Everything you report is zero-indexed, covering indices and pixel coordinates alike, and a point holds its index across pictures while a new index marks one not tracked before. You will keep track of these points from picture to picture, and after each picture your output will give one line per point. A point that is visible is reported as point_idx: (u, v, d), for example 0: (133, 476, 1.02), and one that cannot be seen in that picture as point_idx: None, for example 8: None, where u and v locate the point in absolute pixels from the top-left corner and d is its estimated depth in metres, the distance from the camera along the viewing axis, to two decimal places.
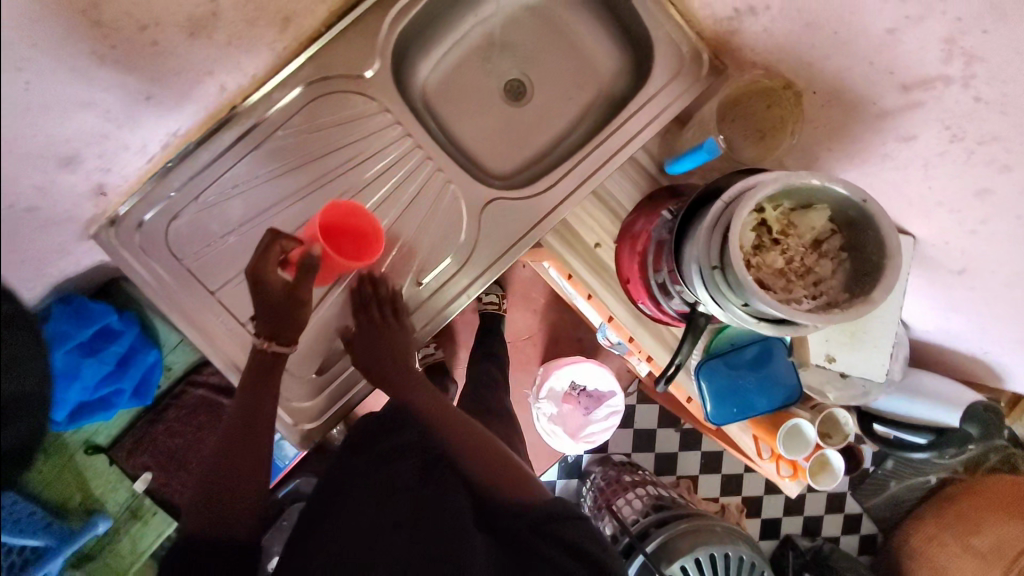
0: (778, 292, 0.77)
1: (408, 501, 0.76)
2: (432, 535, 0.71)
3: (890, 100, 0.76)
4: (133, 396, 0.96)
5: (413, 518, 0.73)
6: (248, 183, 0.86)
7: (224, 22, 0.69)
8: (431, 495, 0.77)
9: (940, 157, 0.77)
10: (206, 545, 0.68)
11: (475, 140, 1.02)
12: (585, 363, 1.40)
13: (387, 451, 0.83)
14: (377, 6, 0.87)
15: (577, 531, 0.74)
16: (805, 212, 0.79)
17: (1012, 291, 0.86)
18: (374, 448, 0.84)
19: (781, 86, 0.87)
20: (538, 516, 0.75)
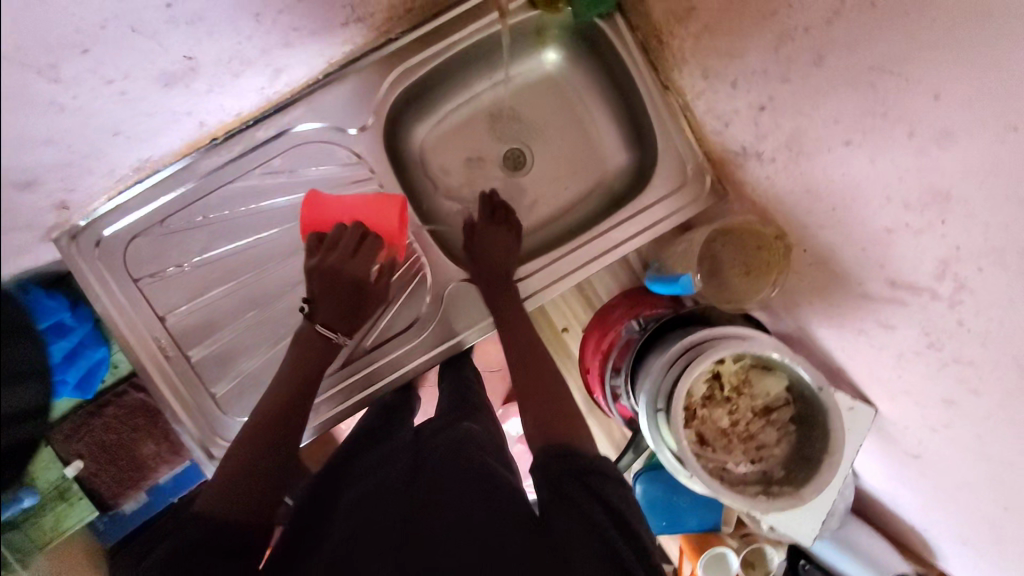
0: (714, 451, 0.75)
1: (396, 499, 0.63)
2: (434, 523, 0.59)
3: (875, 287, 0.72)
4: (75, 388, 0.96)
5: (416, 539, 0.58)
6: (215, 216, 0.84)
7: (206, 73, 0.67)
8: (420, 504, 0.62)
9: (914, 354, 0.73)
10: (197, 523, 0.58)
11: (461, 204, 0.98)
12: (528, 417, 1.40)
13: (370, 470, 0.71)
14: (382, 63, 0.84)
15: (607, 474, 0.63)
16: (764, 375, 0.75)
17: (960, 494, 0.83)
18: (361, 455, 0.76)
19: (773, 235, 0.82)
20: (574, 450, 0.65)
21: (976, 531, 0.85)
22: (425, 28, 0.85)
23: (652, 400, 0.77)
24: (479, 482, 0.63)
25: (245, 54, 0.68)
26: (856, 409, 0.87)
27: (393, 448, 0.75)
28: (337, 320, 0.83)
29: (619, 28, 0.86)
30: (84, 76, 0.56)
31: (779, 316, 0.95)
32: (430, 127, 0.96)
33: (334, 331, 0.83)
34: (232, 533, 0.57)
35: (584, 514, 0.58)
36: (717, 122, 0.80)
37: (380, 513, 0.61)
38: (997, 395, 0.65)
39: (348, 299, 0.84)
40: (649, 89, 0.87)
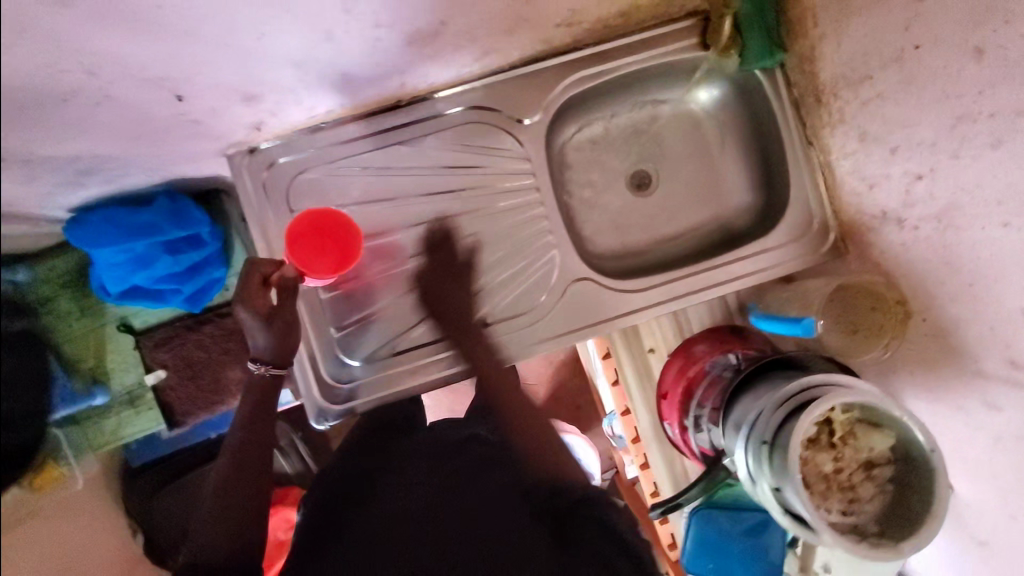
0: (816, 494, 0.77)
1: (422, 493, 0.76)
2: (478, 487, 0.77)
3: (991, 366, 0.76)
4: (187, 299, 0.99)
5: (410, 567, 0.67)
6: (380, 169, 0.91)
7: (441, 41, 0.73)
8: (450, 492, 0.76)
9: (1015, 438, 0.76)
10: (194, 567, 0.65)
11: (587, 209, 1.04)
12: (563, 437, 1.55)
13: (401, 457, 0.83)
14: (564, 67, 0.92)
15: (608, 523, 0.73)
16: (870, 429, 0.79)
17: None
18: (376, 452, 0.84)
19: (895, 300, 0.87)
20: (583, 488, 0.77)
21: None
22: (610, 43, 0.92)
23: (759, 431, 0.81)
24: (501, 475, 0.80)
25: (476, 33, 0.75)
26: None
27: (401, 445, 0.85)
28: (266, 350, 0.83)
29: (780, 83, 0.93)
30: (365, 10, 0.63)
31: (869, 377, 1.00)
32: (578, 134, 1.03)
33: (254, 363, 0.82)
34: None
35: (602, 563, 0.68)
36: (862, 183, 0.87)
37: (406, 481, 0.78)
38: None
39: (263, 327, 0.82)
40: (795, 144, 0.94)
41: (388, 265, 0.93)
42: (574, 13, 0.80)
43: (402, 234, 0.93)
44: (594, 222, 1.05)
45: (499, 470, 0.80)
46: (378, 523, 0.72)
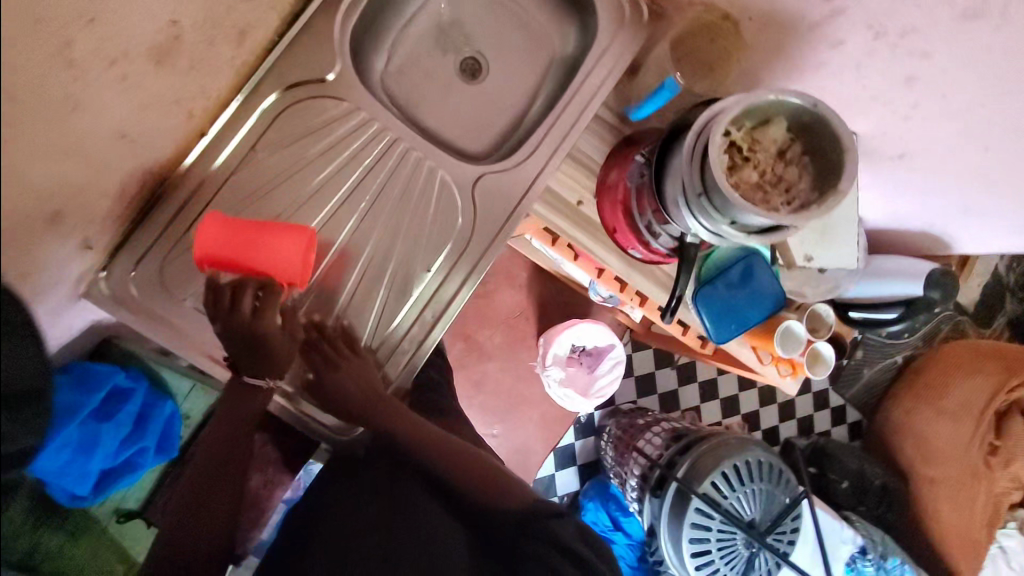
0: (758, 205, 0.86)
1: (375, 510, 0.93)
2: (403, 520, 0.92)
3: (817, 12, 0.84)
4: (157, 452, 0.93)
5: (384, 526, 0.91)
6: (235, 209, 0.84)
7: (189, 44, 0.67)
8: (399, 493, 0.96)
9: (869, 56, 0.86)
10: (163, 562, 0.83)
11: (444, 124, 1.04)
12: (579, 325, 1.70)
13: (350, 503, 0.94)
14: (326, 5, 0.86)
15: (550, 528, 0.93)
16: (765, 129, 0.88)
17: (946, 162, 0.98)
18: (332, 501, 0.95)
19: (720, 18, 0.94)
20: (527, 514, 0.96)
21: (967, 188, 1.01)
22: None
23: (692, 189, 0.87)
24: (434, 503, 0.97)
25: (222, 15, 0.69)
26: None
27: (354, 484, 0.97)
28: (259, 371, 0.82)
29: None
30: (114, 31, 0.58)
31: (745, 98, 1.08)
32: (384, 61, 1.00)
33: (259, 379, 0.83)
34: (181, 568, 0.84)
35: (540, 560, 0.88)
36: None
37: (362, 487, 0.96)
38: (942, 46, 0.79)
39: (255, 353, 0.81)
40: None
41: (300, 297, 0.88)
42: None
43: None
44: (456, 133, 1.04)
45: (427, 506, 0.95)
46: (354, 517, 0.92)
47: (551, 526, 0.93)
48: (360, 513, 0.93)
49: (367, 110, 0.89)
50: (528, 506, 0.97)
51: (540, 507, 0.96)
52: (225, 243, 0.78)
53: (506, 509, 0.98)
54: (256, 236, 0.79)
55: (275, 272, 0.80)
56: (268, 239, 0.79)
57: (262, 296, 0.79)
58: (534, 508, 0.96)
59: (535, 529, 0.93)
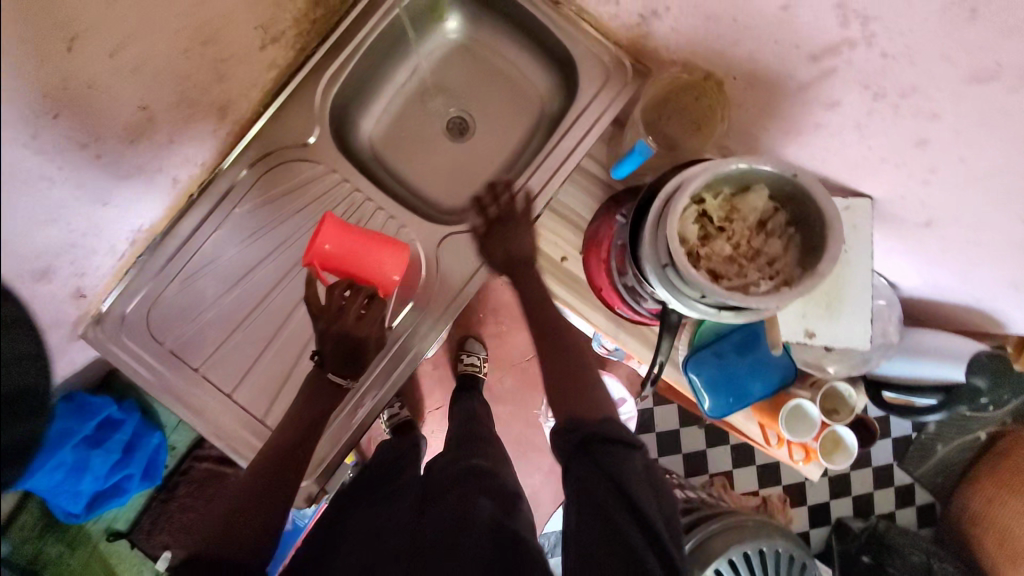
0: (731, 280, 0.79)
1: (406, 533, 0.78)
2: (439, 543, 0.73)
3: (805, 72, 0.76)
4: (143, 478, 1.01)
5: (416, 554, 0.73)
6: (216, 260, 0.91)
7: (162, 122, 0.74)
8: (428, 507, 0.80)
9: (869, 116, 0.76)
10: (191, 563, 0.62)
11: (427, 181, 1.06)
12: None
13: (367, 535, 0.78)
14: (309, 76, 0.92)
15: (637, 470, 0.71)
16: (745, 196, 0.81)
17: (981, 234, 0.83)
18: (357, 517, 0.83)
19: (702, 78, 0.90)
20: (590, 433, 0.74)
21: (1013, 267, 0.85)
22: (335, 33, 0.94)
23: (656, 258, 0.81)
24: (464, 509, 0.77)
25: (190, 97, 0.76)
26: (851, 205, 0.91)
27: (359, 514, 0.83)
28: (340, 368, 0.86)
29: None
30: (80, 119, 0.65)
31: (744, 155, 1.00)
32: (373, 122, 1.05)
33: (343, 378, 0.87)
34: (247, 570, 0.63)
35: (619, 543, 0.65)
36: (611, 5, 0.89)
37: (398, 513, 0.83)
38: (953, 109, 0.68)
39: (347, 347, 0.86)
40: (543, 11, 0.98)
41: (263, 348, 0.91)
42: (267, 25, 0.80)
43: (261, 307, 0.91)
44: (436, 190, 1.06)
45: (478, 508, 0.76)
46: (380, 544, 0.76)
47: (604, 449, 0.72)
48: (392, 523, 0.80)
49: (343, 171, 0.94)
50: (572, 413, 0.78)
51: (577, 422, 0.76)
52: (337, 249, 0.81)
53: (571, 429, 0.76)
54: (368, 251, 0.82)
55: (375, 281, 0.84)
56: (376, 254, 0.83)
57: (369, 304, 0.85)
58: (573, 426, 0.76)
59: (579, 453, 0.73)
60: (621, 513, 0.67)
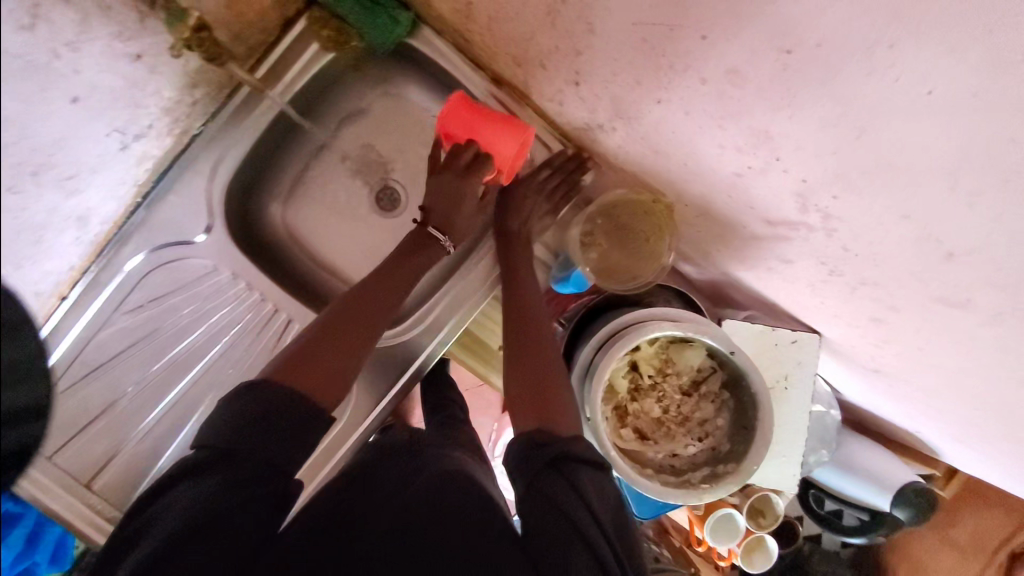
0: (656, 443, 0.73)
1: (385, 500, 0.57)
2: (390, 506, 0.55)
3: (759, 228, 0.66)
4: (52, 564, 0.97)
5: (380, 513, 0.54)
6: (97, 366, 0.82)
7: (4, 260, 0.60)
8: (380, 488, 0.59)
9: (823, 282, 0.67)
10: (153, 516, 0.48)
11: (347, 263, 0.91)
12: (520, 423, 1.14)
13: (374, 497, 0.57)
14: (201, 157, 0.79)
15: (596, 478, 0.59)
16: (682, 350, 0.73)
17: (928, 395, 0.77)
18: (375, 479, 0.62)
19: (652, 199, 0.80)
20: (564, 447, 0.60)
21: (955, 423, 0.80)
22: (228, 109, 0.79)
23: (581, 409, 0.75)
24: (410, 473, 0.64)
25: (34, 225, 0.61)
26: (801, 339, 0.83)
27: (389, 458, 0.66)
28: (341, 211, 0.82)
29: (428, 38, 0.81)
30: None
31: (698, 261, 0.91)
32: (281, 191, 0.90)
33: (443, 235, 0.81)
34: (270, 405, 0.56)
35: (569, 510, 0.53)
36: (554, 102, 0.75)
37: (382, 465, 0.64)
38: (912, 308, 0.60)
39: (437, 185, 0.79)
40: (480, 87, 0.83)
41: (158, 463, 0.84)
42: (127, 126, 0.66)
43: (154, 419, 0.84)
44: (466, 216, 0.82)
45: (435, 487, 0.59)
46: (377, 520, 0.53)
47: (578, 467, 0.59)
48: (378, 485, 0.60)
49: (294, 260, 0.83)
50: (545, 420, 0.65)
51: (545, 438, 0.61)
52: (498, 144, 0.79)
53: (541, 444, 0.60)
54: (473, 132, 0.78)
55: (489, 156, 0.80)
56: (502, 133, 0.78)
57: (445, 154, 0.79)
58: (542, 440, 0.61)
59: (546, 470, 0.57)
60: (580, 511, 0.53)
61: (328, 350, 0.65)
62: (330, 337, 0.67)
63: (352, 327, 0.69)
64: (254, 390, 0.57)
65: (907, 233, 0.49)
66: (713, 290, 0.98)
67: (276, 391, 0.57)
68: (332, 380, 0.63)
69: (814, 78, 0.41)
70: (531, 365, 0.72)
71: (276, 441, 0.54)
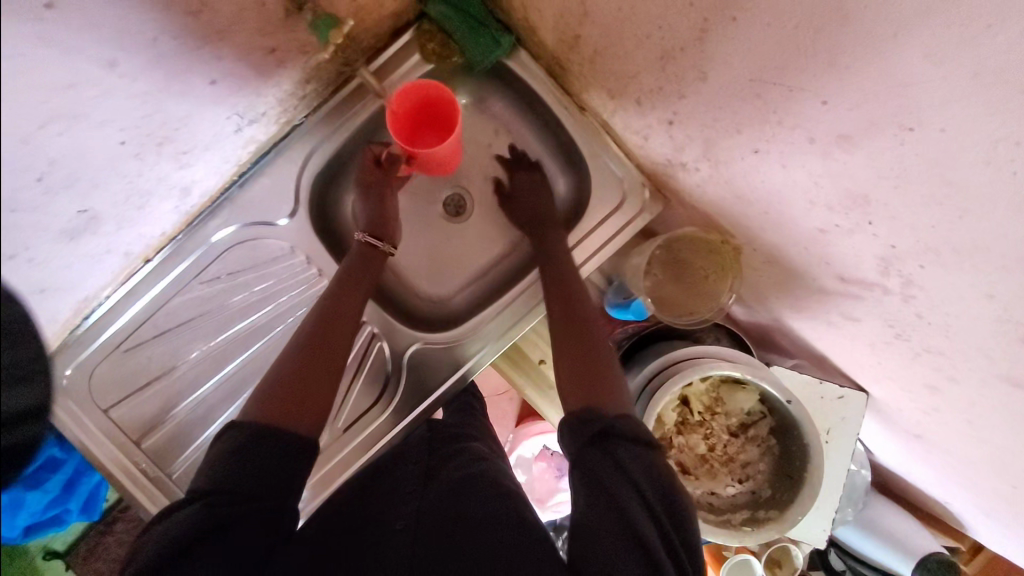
0: (697, 479, 0.74)
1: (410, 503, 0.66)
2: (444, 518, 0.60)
3: (829, 283, 0.68)
4: (82, 512, 1.00)
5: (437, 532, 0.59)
6: (167, 329, 0.85)
7: (110, 217, 0.66)
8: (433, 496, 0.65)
9: (886, 344, 0.69)
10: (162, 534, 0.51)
11: (412, 259, 0.98)
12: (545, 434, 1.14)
13: (384, 509, 0.66)
14: (298, 144, 0.84)
15: (644, 456, 0.58)
16: (734, 392, 0.75)
17: (971, 470, 0.77)
18: (383, 488, 0.72)
19: (720, 240, 0.83)
20: (607, 421, 0.60)
21: (992, 501, 0.80)
22: (328, 104, 0.84)
23: None
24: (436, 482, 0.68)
25: (140, 189, 0.66)
26: (846, 396, 0.84)
27: (404, 468, 0.76)
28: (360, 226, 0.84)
29: (524, 61, 0.86)
30: None
31: (751, 306, 0.93)
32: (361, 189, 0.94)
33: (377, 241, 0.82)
34: (273, 450, 0.58)
35: (616, 511, 0.53)
36: (638, 136, 0.78)
37: (420, 473, 0.73)
38: (973, 382, 0.61)
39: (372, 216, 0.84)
40: (565, 112, 0.87)
41: (208, 431, 0.87)
42: (244, 112, 0.70)
43: (210, 387, 0.87)
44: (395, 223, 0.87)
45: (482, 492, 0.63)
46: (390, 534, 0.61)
47: (622, 446, 0.58)
48: (394, 501, 0.67)
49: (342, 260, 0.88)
50: (592, 401, 0.63)
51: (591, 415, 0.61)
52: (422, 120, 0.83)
53: (589, 420, 0.60)
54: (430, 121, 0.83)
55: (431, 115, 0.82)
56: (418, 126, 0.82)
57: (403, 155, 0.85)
58: (591, 415, 0.61)
59: (590, 448, 0.58)
60: (630, 495, 0.54)
61: (310, 381, 0.66)
62: (302, 358, 0.68)
63: (328, 340, 0.70)
64: (247, 425, 0.59)
65: (988, 311, 0.51)
66: (760, 334, 0.99)
67: (270, 433, 0.59)
68: (307, 403, 0.64)
69: (929, 156, 0.44)
70: (579, 348, 0.71)
71: (278, 477, 0.57)
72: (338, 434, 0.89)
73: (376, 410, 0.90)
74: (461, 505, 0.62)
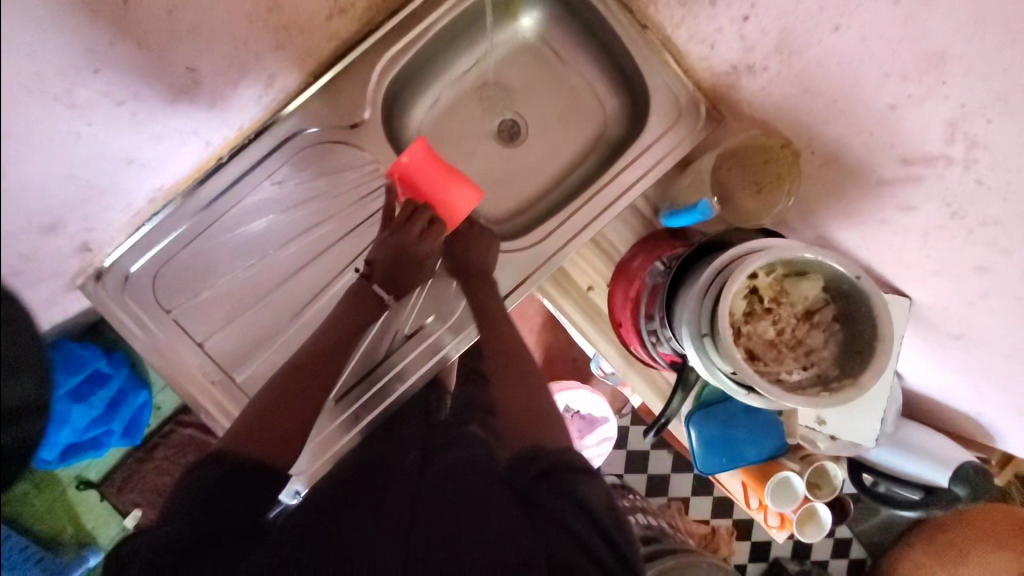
0: (767, 364, 0.77)
1: (407, 480, 0.66)
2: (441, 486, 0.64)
3: (889, 171, 0.73)
4: (123, 436, 0.96)
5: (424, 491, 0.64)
6: (235, 229, 0.85)
7: (208, 88, 0.69)
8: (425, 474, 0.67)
9: (939, 229, 0.74)
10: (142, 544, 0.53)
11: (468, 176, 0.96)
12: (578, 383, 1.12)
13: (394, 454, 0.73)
14: (375, 49, 0.86)
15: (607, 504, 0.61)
16: (798, 281, 0.79)
17: (1010, 362, 0.82)
18: (380, 455, 0.73)
19: (779, 144, 0.87)
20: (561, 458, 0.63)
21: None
22: (405, 11, 0.87)
23: (696, 327, 0.79)
24: (429, 459, 0.70)
25: (242, 60, 0.71)
26: (891, 300, 0.89)
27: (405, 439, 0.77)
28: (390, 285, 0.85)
29: None
30: (92, 98, 0.55)
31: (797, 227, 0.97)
32: (425, 108, 0.96)
33: (387, 293, 0.85)
34: (244, 482, 0.61)
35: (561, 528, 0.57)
36: (703, 46, 0.86)
37: (419, 447, 0.74)
38: None
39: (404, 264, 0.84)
40: (627, 32, 0.91)
41: (272, 336, 0.86)
42: None
43: (277, 289, 0.86)
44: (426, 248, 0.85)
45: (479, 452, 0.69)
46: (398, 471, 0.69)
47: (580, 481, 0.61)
48: (397, 460, 0.71)
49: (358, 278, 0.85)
50: (532, 441, 0.66)
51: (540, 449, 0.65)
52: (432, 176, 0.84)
53: (531, 457, 0.64)
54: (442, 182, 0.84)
55: (438, 206, 0.85)
56: (452, 184, 0.84)
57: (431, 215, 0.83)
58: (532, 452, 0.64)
59: (544, 480, 0.61)
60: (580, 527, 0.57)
61: (287, 395, 0.73)
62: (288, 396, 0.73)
63: (299, 392, 0.74)
64: (223, 461, 0.62)
65: None
66: None
67: (238, 465, 0.62)
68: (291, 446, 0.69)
69: None
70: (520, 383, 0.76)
71: (248, 499, 0.60)
72: (403, 339, 0.88)
73: (436, 321, 0.89)
74: (452, 468, 0.66)
